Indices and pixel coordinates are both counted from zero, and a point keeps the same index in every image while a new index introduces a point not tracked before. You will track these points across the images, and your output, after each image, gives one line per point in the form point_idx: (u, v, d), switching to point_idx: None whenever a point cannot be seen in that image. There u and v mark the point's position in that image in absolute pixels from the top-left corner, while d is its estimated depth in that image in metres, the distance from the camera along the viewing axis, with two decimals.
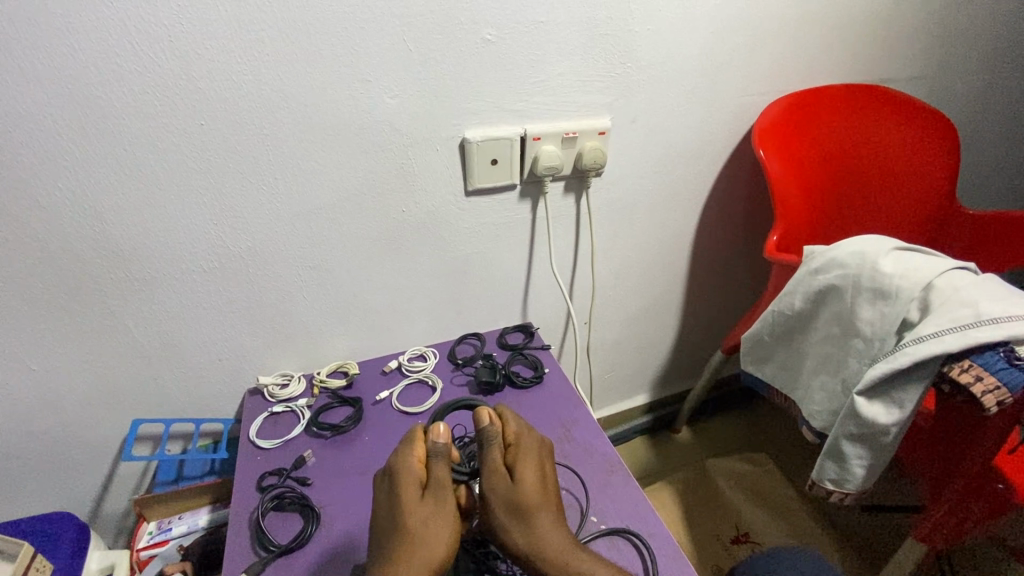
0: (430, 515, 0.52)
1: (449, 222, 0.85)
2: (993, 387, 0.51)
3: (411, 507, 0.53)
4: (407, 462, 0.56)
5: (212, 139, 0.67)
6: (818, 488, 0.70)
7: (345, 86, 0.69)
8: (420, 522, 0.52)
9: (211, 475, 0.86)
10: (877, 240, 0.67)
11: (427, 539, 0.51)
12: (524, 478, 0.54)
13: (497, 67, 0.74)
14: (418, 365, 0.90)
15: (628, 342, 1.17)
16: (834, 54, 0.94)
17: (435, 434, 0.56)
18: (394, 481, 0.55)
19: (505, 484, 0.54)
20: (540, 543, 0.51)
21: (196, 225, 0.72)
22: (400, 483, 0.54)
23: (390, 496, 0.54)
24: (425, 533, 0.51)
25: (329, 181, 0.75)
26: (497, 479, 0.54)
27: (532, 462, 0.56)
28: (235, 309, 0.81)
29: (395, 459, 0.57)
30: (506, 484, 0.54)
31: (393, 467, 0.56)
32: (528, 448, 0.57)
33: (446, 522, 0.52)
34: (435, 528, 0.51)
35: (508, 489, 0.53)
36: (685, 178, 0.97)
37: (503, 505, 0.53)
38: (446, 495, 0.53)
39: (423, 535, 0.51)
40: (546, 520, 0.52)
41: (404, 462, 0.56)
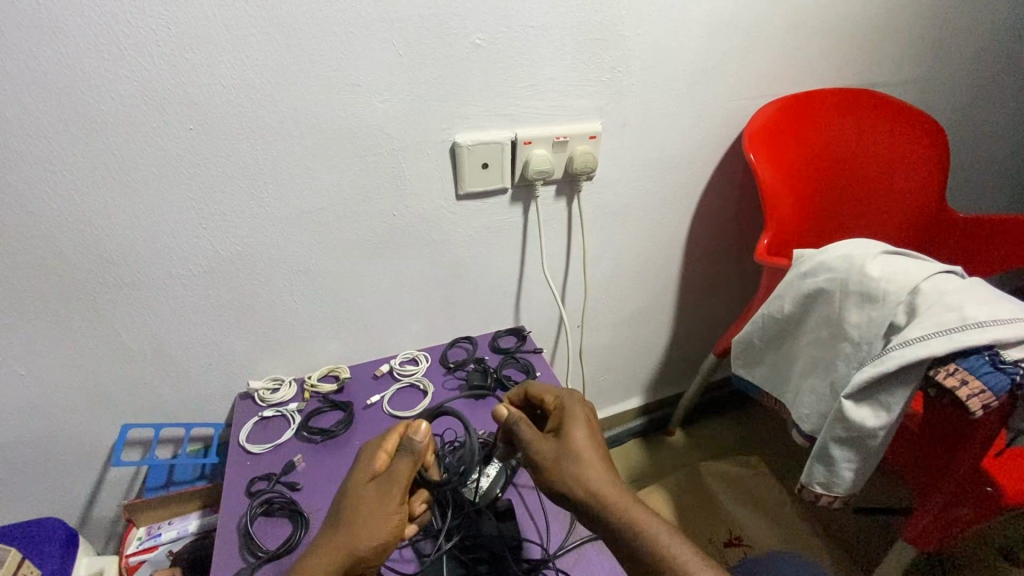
0: (374, 499, 0.54)
1: (440, 226, 0.85)
2: (979, 390, 0.51)
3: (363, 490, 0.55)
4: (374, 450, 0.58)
5: (202, 143, 0.66)
6: (807, 492, 0.70)
7: (334, 90, 0.69)
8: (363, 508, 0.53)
9: (202, 479, 0.86)
10: (865, 244, 0.67)
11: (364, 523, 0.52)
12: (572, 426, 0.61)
13: (488, 72, 0.74)
14: (410, 369, 0.90)
15: (621, 345, 1.17)
16: (824, 59, 0.95)
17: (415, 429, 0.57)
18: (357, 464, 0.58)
19: (581, 436, 0.57)
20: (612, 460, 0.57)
21: (185, 229, 0.71)
22: (361, 470, 0.56)
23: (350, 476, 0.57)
24: (367, 517, 0.53)
25: (320, 186, 0.75)
26: (578, 426, 0.57)
27: None
28: (225, 313, 0.80)
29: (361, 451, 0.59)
30: (585, 431, 0.57)
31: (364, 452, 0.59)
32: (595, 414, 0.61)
33: (389, 512, 0.53)
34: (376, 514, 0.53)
35: (588, 435, 0.57)
36: (677, 182, 0.97)
37: (584, 447, 0.56)
38: (391, 492, 0.54)
39: (363, 516, 0.53)
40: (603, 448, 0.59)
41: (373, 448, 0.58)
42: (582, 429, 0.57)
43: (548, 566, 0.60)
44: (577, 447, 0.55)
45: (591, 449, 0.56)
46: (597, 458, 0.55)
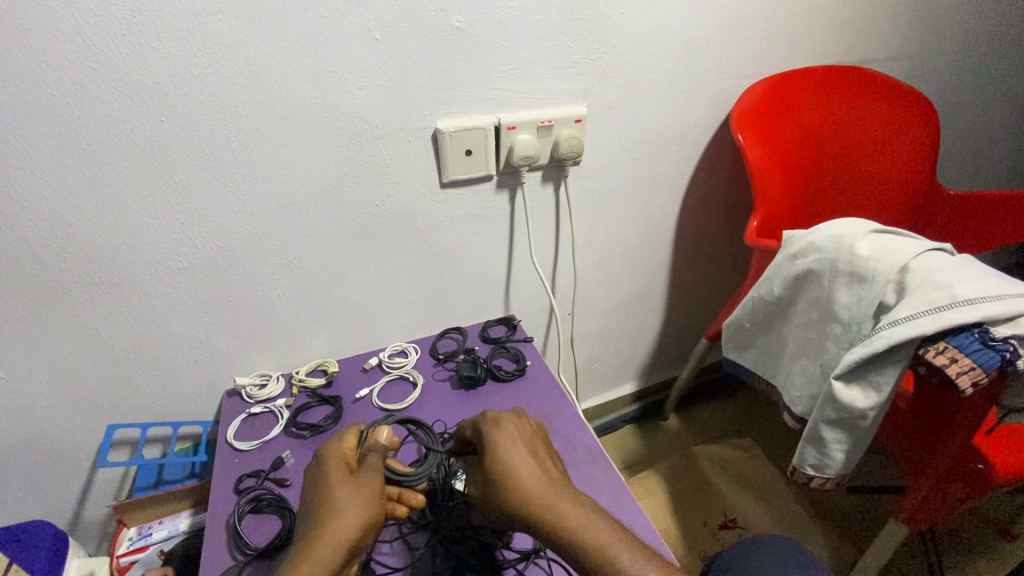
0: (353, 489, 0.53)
1: (426, 215, 0.83)
2: (969, 367, 0.50)
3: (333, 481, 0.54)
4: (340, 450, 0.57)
5: (174, 136, 0.64)
6: (799, 474, 0.70)
7: (311, 77, 0.67)
8: (342, 494, 0.52)
9: (193, 477, 0.86)
10: (854, 223, 0.66)
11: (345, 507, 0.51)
12: (494, 447, 0.56)
13: (467, 55, 0.72)
14: (398, 361, 0.88)
15: (613, 331, 1.17)
16: (812, 35, 0.93)
17: (380, 434, 0.58)
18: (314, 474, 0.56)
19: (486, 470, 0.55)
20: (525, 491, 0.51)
21: (162, 225, 0.69)
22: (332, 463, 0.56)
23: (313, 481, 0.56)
24: (346, 502, 0.52)
25: (299, 177, 0.73)
26: (501, 427, 0.58)
27: (504, 439, 0.57)
28: (208, 310, 0.79)
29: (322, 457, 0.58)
30: (509, 452, 0.55)
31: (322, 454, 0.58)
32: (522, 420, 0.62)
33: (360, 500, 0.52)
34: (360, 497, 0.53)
35: (511, 435, 0.58)
36: (665, 165, 0.96)
37: (506, 445, 0.56)
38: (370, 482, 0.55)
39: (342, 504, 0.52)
40: (523, 474, 0.53)
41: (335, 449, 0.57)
42: (505, 429, 0.58)
43: (541, 556, 0.60)
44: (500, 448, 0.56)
45: (513, 446, 0.56)
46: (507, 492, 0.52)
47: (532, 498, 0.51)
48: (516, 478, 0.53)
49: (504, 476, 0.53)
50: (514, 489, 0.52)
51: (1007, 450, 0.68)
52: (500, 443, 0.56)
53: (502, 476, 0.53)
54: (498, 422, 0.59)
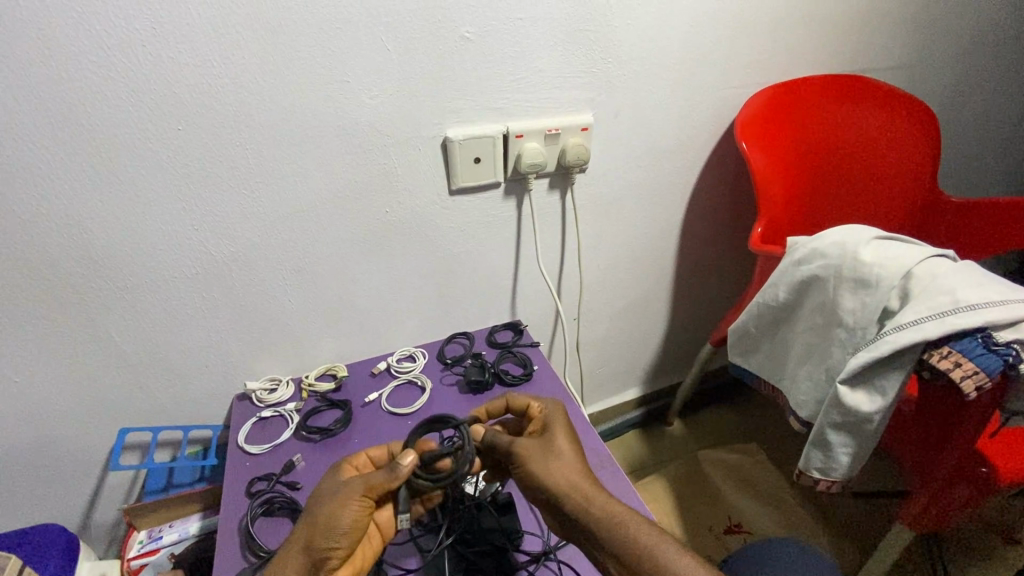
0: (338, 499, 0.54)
1: (434, 222, 0.84)
2: (973, 371, 0.51)
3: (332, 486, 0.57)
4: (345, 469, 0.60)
5: (191, 144, 0.66)
6: (805, 478, 0.70)
7: (324, 87, 0.68)
8: (328, 504, 0.54)
9: (202, 481, 0.86)
10: (857, 229, 0.67)
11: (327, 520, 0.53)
12: (551, 430, 0.60)
13: (477, 65, 0.73)
14: (406, 366, 0.89)
15: (618, 337, 1.17)
16: (815, 44, 0.94)
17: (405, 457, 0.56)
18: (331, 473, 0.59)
19: (540, 443, 0.58)
20: (575, 478, 0.55)
21: (177, 231, 0.71)
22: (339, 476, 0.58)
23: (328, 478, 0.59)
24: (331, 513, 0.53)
25: (311, 184, 0.74)
26: (562, 428, 0.60)
27: (560, 427, 0.61)
28: (219, 315, 0.80)
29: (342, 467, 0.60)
30: (567, 437, 0.59)
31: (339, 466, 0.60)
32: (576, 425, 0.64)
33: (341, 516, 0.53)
34: (343, 514, 0.53)
35: (572, 440, 0.59)
36: (670, 173, 0.97)
37: (568, 448, 0.58)
38: (361, 494, 0.54)
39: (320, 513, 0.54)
40: (573, 463, 0.56)
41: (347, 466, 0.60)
42: (565, 432, 0.60)
43: (551, 559, 0.60)
44: (561, 451, 0.57)
45: (573, 452, 0.58)
46: (561, 469, 0.55)
47: (594, 506, 0.53)
48: (567, 464, 0.56)
49: (556, 458, 0.56)
50: (566, 470, 0.55)
51: (1012, 454, 0.69)
52: (560, 446, 0.58)
53: (555, 456, 0.57)
54: (556, 412, 0.63)
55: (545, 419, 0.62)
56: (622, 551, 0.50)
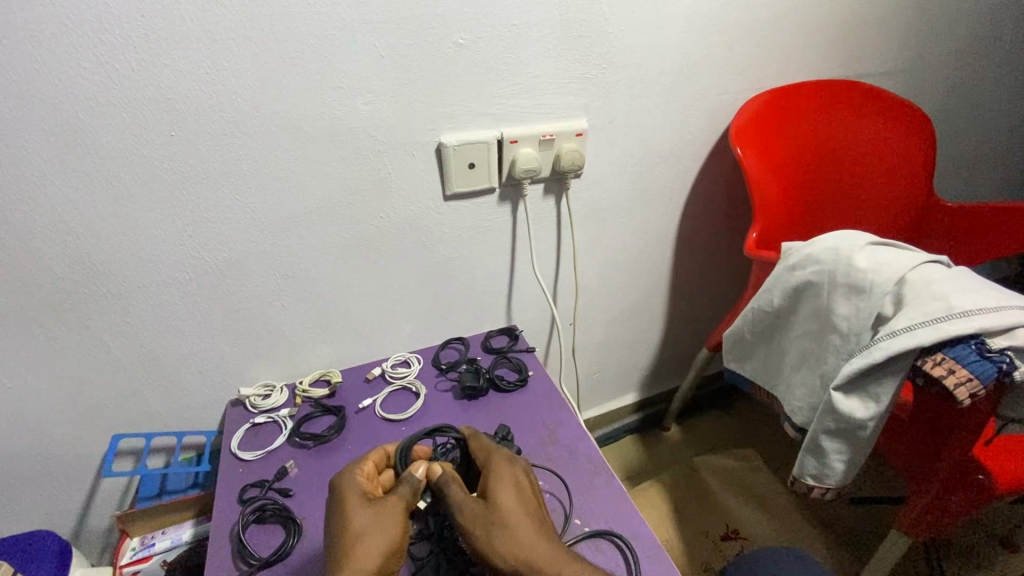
0: (382, 530, 0.53)
1: (429, 227, 0.84)
2: (966, 378, 0.51)
3: (364, 518, 0.53)
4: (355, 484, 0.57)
5: (184, 150, 0.66)
6: (800, 485, 0.70)
7: (317, 92, 0.68)
8: (370, 526, 0.53)
9: (196, 487, 0.86)
10: (851, 235, 0.67)
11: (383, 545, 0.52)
12: (492, 492, 0.55)
13: (471, 70, 0.73)
14: (401, 371, 0.89)
15: (614, 341, 1.17)
16: (810, 49, 0.94)
17: (419, 469, 0.57)
18: (343, 503, 0.55)
19: (481, 512, 0.54)
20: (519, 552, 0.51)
21: (171, 236, 0.71)
22: (349, 493, 0.56)
23: (339, 515, 0.54)
24: (376, 536, 0.52)
25: (304, 189, 0.74)
26: (504, 489, 0.56)
27: (504, 486, 0.56)
28: (213, 320, 0.80)
29: (352, 483, 0.57)
30: (511, 498, 0.55)
31: (340, 485, 0.57)
32: (527, 471, 0.59)
33: (392, 535, 0.53)
34: (395, 534, 0.53)
35: (517, 498, 0.55)
36: (665, 177, 0.97)
37: (511, 514, 0.54)
38: (402, 513, 0.55)
39: (371, 548, 0.51)
40: (517, 533, 0.52)
41: (349, 485, 0.57)
42: (510, 488, 0.56)
43: None
44: (505, 516, 0.53)
45: (519, 513, 0.54)
46: (504, 543, 0.52)
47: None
48: (512, 534, 0.52)
49: (499, 532, 0.52)
50: (508, 545, 0.51)
51: (1009, 461, 0.68)
52: (505, 509, 0.54)
53: (497, 529, 0.52)
54: (501, 465, 0.59)
55: (488, 476, 0.58)
56: None
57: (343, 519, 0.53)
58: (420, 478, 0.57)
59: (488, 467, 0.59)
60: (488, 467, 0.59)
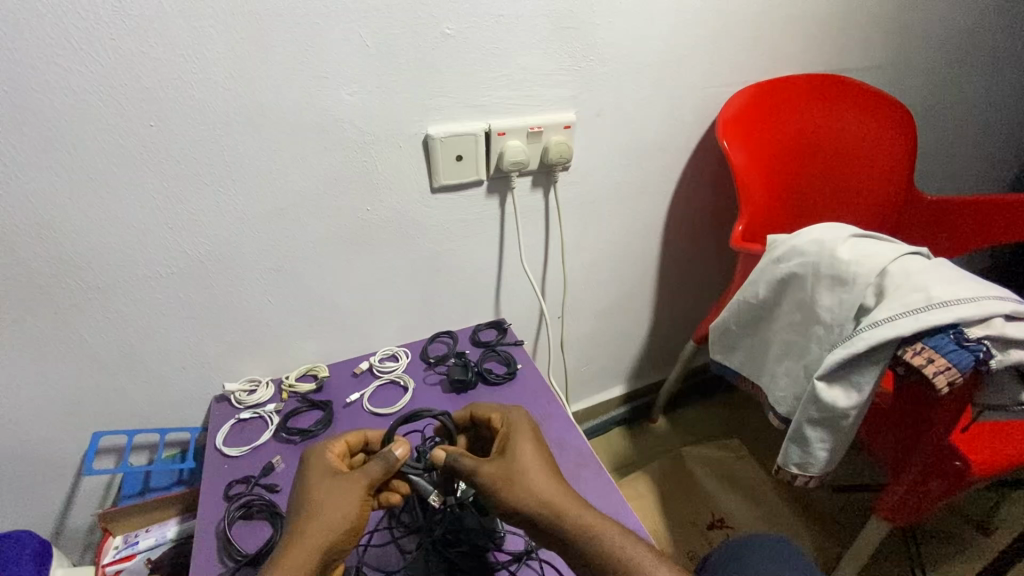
0: (344, 490, 0.54)
1: (417, 220, 0.84)
2: (945, 367, 0.52)
3: (325, 491, 0.55)
4: (323, 459, 0.59)
5: (165, 141, 0.64)
6: (783, 473, 0.71)
7: (302, 83, 0.67)
8: (327, 499, 0.54)
9: (180, 484, 0.85)
10: (835, 227, 0.68)
11: (336, 518, 0.53)
12: (513, 444, 0.57)
13: (457, 62, 0.73)
14: (389, 366, 0.88)
15: (602, 334, 1.18)
16: (795, 44, 0.95)
17: (397, 450, 0.57)
18: (310, 474, 0.57)
19: (503, 463, 0.55)
20: (541, 496, 0.53)
21: (151, 229, 0.69)
22: (316, 468, 0.58)
23: (303, 486, 0.56)
24: (330, 508, 0.53)
25: (289, 182, 0.73)
26: (524, 441, 0.58)
27: (524, 439, 0.58)
28: (196, 315, 0.78)
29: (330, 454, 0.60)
30: (530, 448, 0.57)
31: (309, 459, 0.59)
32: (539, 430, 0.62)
33: (346, 508, 0.53)
34: (349, 510, 0.53)
35: (536, 451, 0.57)
36: (652, 171, 0.98)
37: (532, 461, 0.56)
38: (360, 493, 0.55)
39: (328, 514, 0.53)
40: (536, 479, 0.54)
41: (318, 460, 0.59)
42: (528, 442, 0.58)
43: (532, 557, 0.60)
44: (528, 465, 0.55)
45: (539, 461, 0.56)
46: (527, 487, 0.53)
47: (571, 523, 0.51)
48: (534, 479, 0.54)
49: (522, 478, 0.54)
50: (531, 489, 0.53)
51: (985, 447, 0.70)
52: (526, 460, 0.56)
53: (520, 476, 0.54)
54: (518, 422, 0.61)
55: (506, 433, 0.60)
56: (599, 566, 0.49)
57: (308, 490, 0.55)
58: (395, 457, 0.57)
59: (505, 426, 0.61)
60: (506, 426, 0.60)
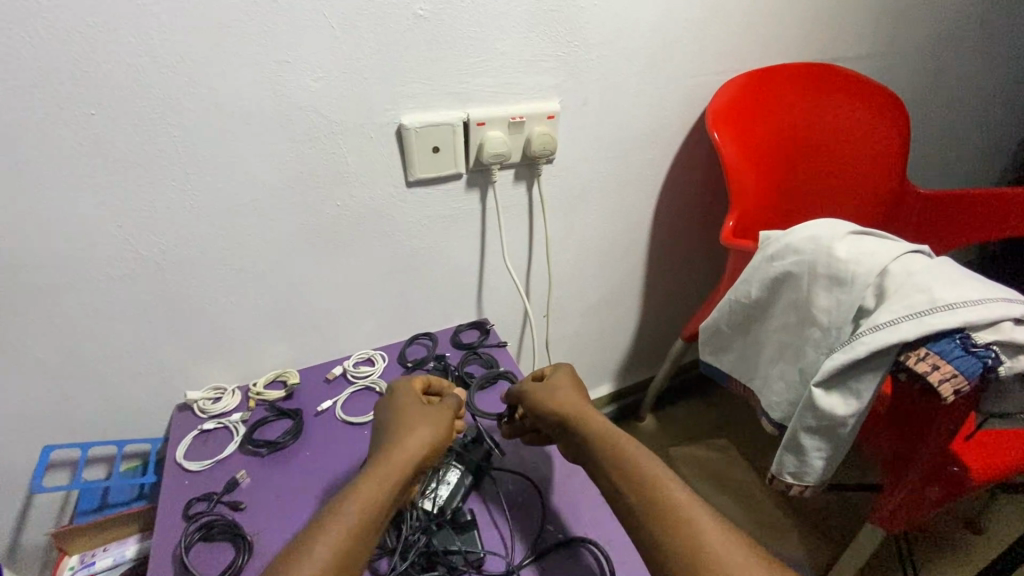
0: (436, 411, 0.60)
1: (391, 216, 0.79)
2: (950, 375, 0.49)
3: (417, 410, 0.59)
4: (409, 389, 0.64)
5: (108, 131, 0.58)
6: (778, 482, 0.68)
7: (260, 68, 0.61)
8: (422, 416, 0.58)
9: (142, 499, 0.80)
10: (832, 223, 0.64)
11: (430, 429, 0.57)
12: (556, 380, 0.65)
13: (432, 46, 0.68)
14: (364, 370, 0.84)
15: (589, 333, 1.14)
16: (787, 31, 0.92)
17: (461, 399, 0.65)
18: (399, 398, 0.62)
19: (546, 389, 0.64)
20: (577, 414, 0.59)
21: (97, 228, 0.63)
22: (405, 394, 0.63)
23: (394, 407, 0.61)
24: (426, 422, 0.57)
25: (250, 176, 0.67)
26: (568, 377, 0.65)
27: (567, 377, 0.65)
28: (153, 320, 0.73)
29: (401, 381, 0.66)
30: (573, 382, 0.64)
31: (394, 390, 0.64)
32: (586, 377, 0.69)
33: (439, 424, 0.58)
34: (442, 426, 0.58)
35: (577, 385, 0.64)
36: (640, 164, 0.94)
37: (571, 390, 0.63)
38: (448, 417, 0.60)
39: (423, 426, 0.57)
40: (577, 403, 0.60)
41: (403, 389, 0.64)
42: (572, 379, 0.65)
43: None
44: (569, 393, 0.62)
45: (578, 393, 0.62)
46: (565, 404, 0.60)
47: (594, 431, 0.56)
48: (574, 401, 0.61)
49: (562, 400, 0.61)
50: (570, 405, 0.60)
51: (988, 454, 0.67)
52: (567, 390, 0.62)
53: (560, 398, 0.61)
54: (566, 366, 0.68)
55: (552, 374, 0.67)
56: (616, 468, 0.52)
57: (401, 409, 0.60)
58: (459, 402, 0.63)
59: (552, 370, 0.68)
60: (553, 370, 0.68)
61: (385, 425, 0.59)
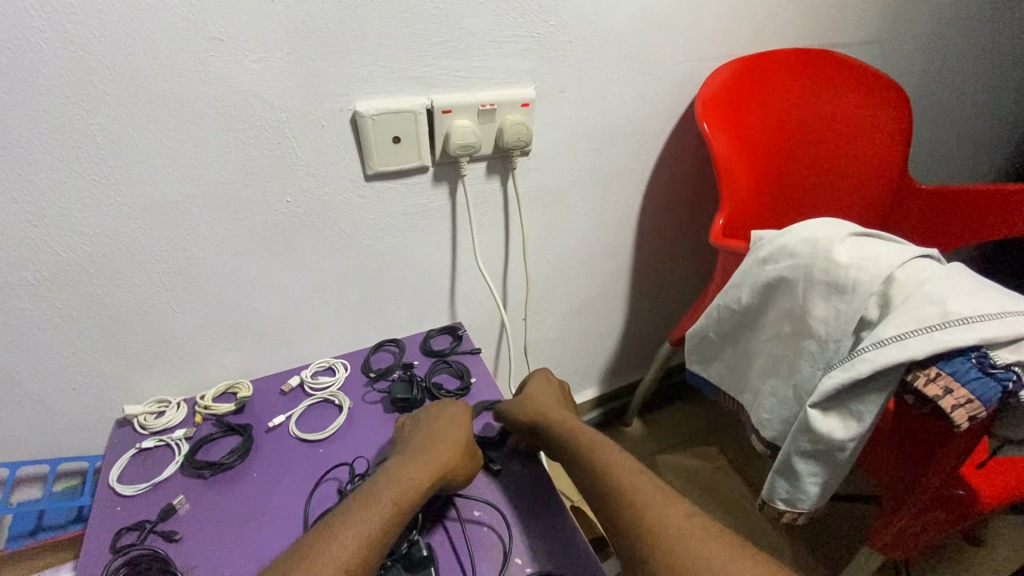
0: (468, 447, 0.60)
1: (350, 213, 0.72)
2: (965, 399, 0.43)
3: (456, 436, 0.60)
4: (457, 412, 0.65)
5: (10, 116, 0.51)
6: (770, 508, 0.62)
7: (189, 45, 0.54)
8: (461, 445, 0.59)
9: (80, 521, 0.71)
10: (831, 224, 0.58)
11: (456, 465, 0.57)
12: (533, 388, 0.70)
13: (388, 23, 0.60)
14: (324, 381, 0.77)
15: (571, 335, 1.08)
16: (783, 14, 0.85)
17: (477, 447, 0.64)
18: (447, 416, 0.63)
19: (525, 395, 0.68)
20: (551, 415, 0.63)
21: (5, 227, 0.55)
22: (455, 415, 0.63)
23: (442, 423, 0.62)
24: (459, 455, 0.58)
25: (185, 168, 0.60)
26: (545, 388, 0.70)
27: (545, 387, 0.70)
28: (82, 328, 0.65)
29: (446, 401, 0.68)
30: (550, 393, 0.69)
31: (445, 408, 0.65)
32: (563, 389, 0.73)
33: (465, 465, 0.58)
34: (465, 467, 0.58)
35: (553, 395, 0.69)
36: (625, 156, 0.87)
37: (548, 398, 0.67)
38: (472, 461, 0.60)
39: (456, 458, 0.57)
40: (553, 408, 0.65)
41: (450, 409, 0.65)
42: (549, 389, 0.70)
43: None
44: (546, 400, 0.66)
45: (554, 401, 0.67)
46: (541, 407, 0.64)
47: (559, 422, 0.61)
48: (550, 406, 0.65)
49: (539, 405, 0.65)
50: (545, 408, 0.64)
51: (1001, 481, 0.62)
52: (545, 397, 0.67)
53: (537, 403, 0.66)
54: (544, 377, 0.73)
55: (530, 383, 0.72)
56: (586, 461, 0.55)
57: (448, 427, 0.61)
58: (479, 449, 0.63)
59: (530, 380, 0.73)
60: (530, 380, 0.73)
61: (423, 432, 0.61)
